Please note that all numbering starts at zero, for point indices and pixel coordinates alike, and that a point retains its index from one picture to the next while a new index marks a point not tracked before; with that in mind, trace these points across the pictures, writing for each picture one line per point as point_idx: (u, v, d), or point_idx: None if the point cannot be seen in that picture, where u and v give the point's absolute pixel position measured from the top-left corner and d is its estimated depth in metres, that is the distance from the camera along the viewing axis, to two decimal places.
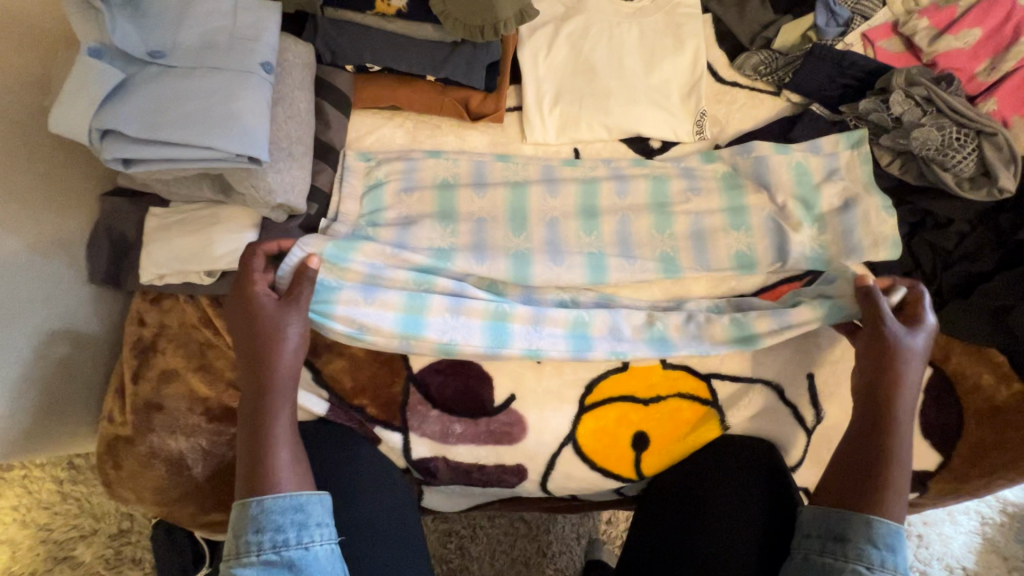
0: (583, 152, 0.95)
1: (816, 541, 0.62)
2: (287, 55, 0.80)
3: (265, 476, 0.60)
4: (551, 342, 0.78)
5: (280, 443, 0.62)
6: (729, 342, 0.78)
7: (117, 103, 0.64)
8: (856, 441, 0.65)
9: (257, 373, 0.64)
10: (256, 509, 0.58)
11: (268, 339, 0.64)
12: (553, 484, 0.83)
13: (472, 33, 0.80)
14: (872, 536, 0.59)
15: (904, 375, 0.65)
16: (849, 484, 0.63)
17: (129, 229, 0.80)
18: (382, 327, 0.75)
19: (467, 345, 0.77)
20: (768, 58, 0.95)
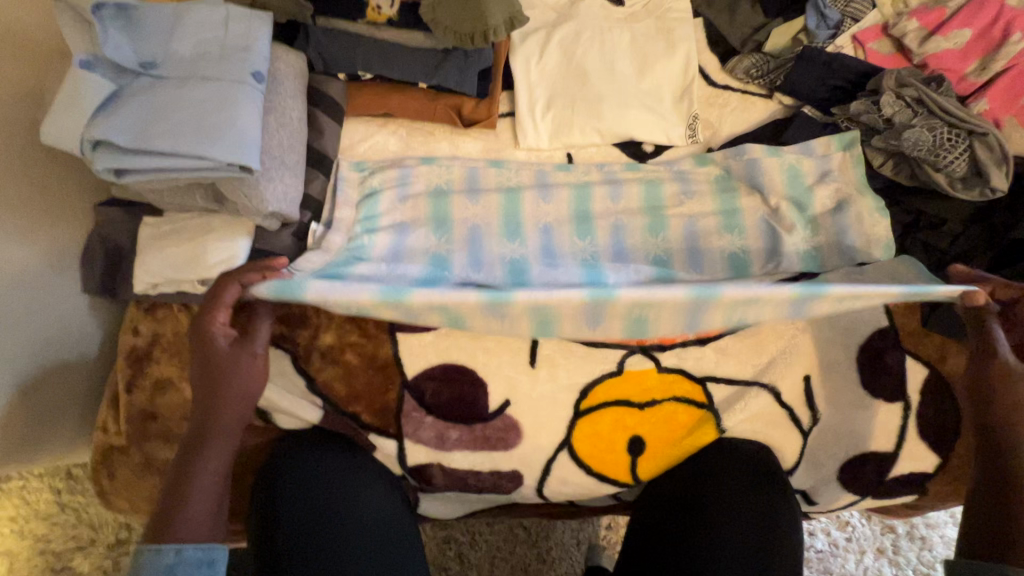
0: (576, 157, 0.95)
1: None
2: (279, 65, 0.80)
3: (172, 525, 0.60)
4: (564, 294, 0.67)
5: (200, 492, 0.63)
6: (793, 285, 0.69)
7: (108, 113, 0.64)
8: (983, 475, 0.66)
9: (202, 412, 0.66)
10: (151, 555, 0.58)
11: (219, 381, 0.66)
12: (549, 489, 0.83)
13: (462, 39, 0.80)
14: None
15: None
16: (996, 530, 0.62)
17: (123, 238, 0.80)
18: (360, 297, 0.67)
19: (465, 300, 0.67)
20: (760, 62, 0.95)
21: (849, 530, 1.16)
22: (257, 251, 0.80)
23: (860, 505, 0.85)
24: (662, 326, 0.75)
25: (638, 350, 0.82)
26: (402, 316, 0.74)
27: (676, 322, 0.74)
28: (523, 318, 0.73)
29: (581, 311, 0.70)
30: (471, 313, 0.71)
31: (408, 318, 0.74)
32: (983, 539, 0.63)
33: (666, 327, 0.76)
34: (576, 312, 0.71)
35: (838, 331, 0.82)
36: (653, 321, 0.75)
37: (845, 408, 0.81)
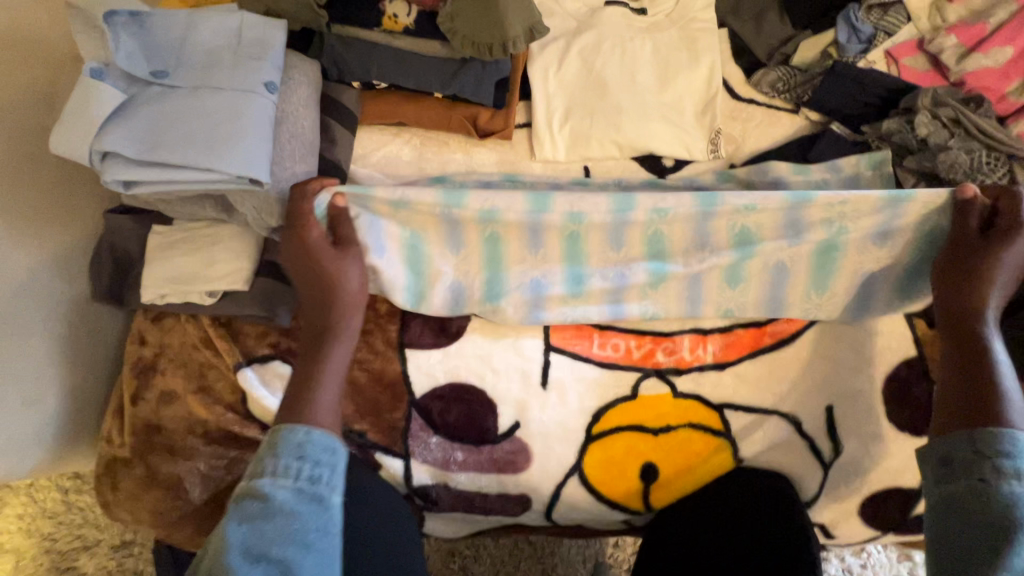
0: (594, 170, 0.92)
1: (959, 471, 0.57)
2: (293, 73, 0.78)
3: (307, 414, 0.61)
4: (592, 204, 0.72)
5: (328, 381, 0.66)
6: (783, 193, 0.72)
7: (117, 123, 0.62)
8: (949, 352, 0.67)
9: (322, 314, 0.70)
10: (295, 434, 0.58)
11: (328, 282, 0.70)
12: (557, 513, 0.81)
13: (480, 50, 0.77)
14: (1002, 449, 0.56)
15: (1000, 264, 0.67)
16: (966, 406, 0.61)
17: (131, 245, 0.78)
18: (424, 199, 0.72)
19: (510, 213, 0.73)
20: (787, 75, 0.92)
21: (864, 557, 1.12)
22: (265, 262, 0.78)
23: (879, 540, 0.82)
24: (676, 247, 0.76)
25: (652, 374, 0.80)
26: (443, 240, 0.76)
27: (685, 241, 0.75)
28: (552, 241, 0.75)
29: (606, 225, 0.73)
30: (514, 231, 0.74)
31: (447, 246, 0.76)
32: (952, 413, 0.62)
33: (679, 275, 0.78)
34: (605, 226, 0.74)
35: (862, 359, 0.80)
36: (669, 236, 0.75)
37: (870, 442, 0.77)
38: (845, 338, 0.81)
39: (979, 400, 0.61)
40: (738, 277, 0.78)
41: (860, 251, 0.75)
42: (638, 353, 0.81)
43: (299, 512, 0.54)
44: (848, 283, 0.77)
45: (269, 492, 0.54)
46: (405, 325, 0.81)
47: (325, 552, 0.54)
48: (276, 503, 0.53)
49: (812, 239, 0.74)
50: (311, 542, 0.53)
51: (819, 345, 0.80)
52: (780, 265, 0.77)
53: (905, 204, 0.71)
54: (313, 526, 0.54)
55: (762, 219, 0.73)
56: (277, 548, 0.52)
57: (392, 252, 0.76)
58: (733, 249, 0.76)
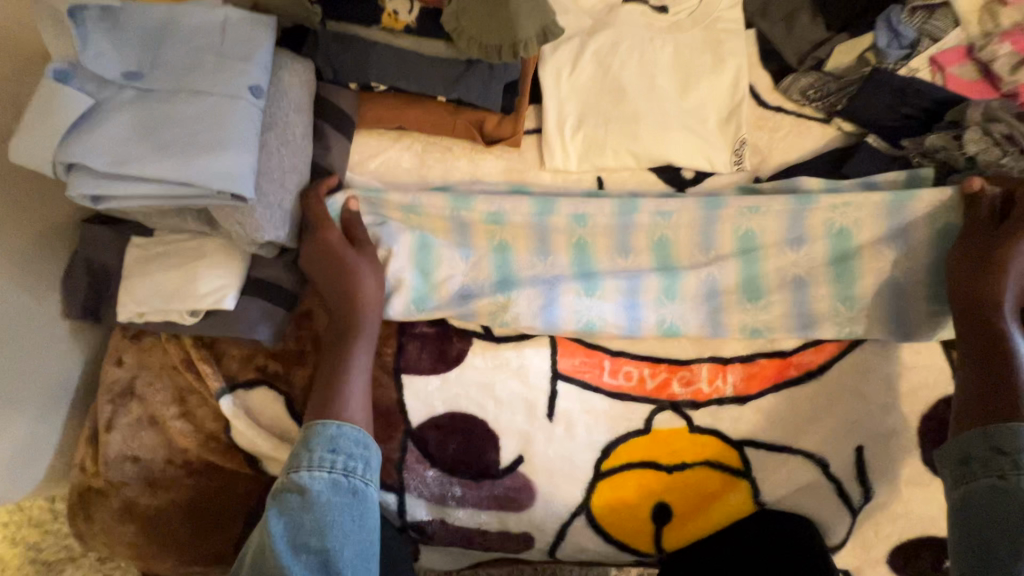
0: (607, 181, 0.86)
1: (979, 467, 0.60)
2: (282, 74, 0.71)
3: (336, 409, 0.64)
4: (596, 206, 0.77)
5: (355, 376, 0.67)
6: (787, 197, 0.75)
7: (84, 132, 0.56)
8: (971, 345, 0.67)
9: (343, 314, 0.70)
10: (334, 429, 0.61)
11: (349, 281, 0.70)
12: (561, 553, 0.75)
13: (488, 52, 0.70)
14: (1018, 445, 0.59)
15: (1016, 253, 0.67)
16: (986, 399, 0.63)
17: (108, 258, 0.72)
18: (433, 200, 0.77)
19: (516, 214, 0.77)
20: (818, 82, 0.85)
21: None
22: (251, 280, 0.72)
23: None
24: (684, 252, 0.77)
25: (668, 407, 0.75)
26: (452, 239, 0.77)
27: (693, 245, 0.77)
28: (560, 240, 0.77)
29: (611, 226, 0.77)
30: (520, 230, 0.77)
31: (457, 246, 0.77)
32: (972, 410, 0.63)
33: (693, 284, 0.76)
34: (610, 228, 0.77)
35: (898, 395, 0.73)
36: (674, 241, 0.77)
37: (903, 487, 0.71)
38: (878, 371, 0.74)
39: (995, 395, 0.62)
40: (758, 294, 0.76)
41: (876, 256, 0.75)
42: (653, 384, 0.75)
43: (337, 504, 0.57)
44: (876, 283, 0.74)
45: (307, 485, 0.57)
46: (402, 347, 0.75)
47: (363, 540, 0.58)
48: (315, 495, 0.57)
49: (819, 240, 0.75)
50: (350, 531, 0.57)
51: (849, 379, 0.74)
52: (798, 279, 0.76)
53: (911, 202, 0.74)
54: (350, 516, 0.57)
55: (766, 222, 0.75)
56: (317, 538, 0.55)
57: (403, 249, 0.76)
58: (740, 256, 0.76)
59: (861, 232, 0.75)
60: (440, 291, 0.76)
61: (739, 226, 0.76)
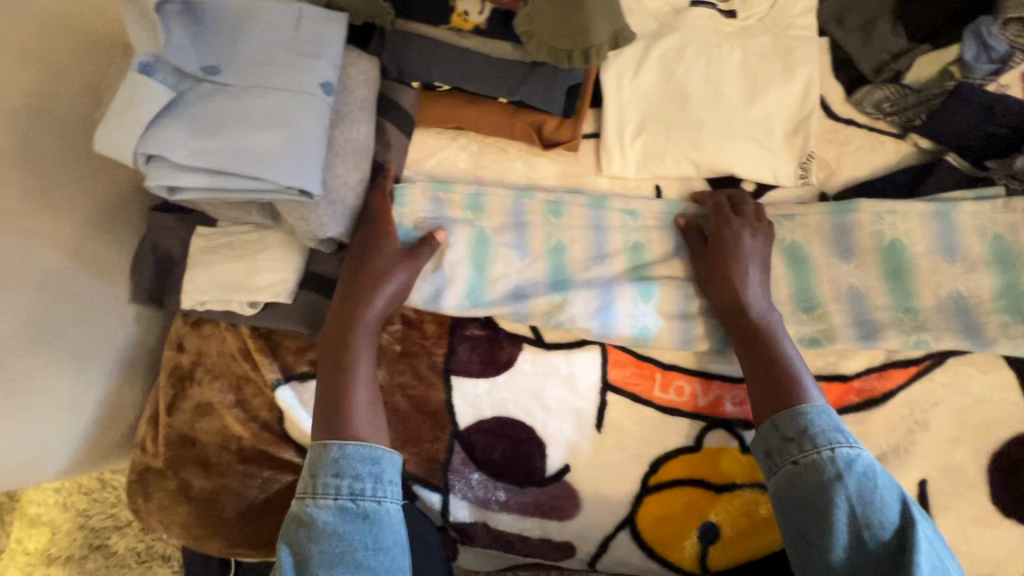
0: (665, 190, 0.85)
1: (778, 457, 0.62)
2: (350, 71, 0.72)
3: (343, 424, 0.64)
4: (644, 205, 0.80)
5: (360, 381, 0.67)
6: (826, 205, 0.78)
7: (164, 124, 0.57)
8: (747, 350, 0.68)
9: (350, 314, 0.69)
10: (337, 453, 0.61)
11: (370, 284, 0.70)
12: (602, 564, 0.75)
13: (558, 57, 0.68)
14: (800, 425, 0.61)
15: (736, 248, 0.73)
16: (767, 382, 0.65)
17: (174, 247, 0.74)
18: (495, 194, 0.79)
19: (573, 206, 0.79)
20: (896, 95, 0.81)
21: None
22: (310, 274, 0.73)
23: None
24: None
25: (720, 425, 0.73)
26: (509, 238, 0.78)
27: None
28: (616, 240, 0.79)
29: (662, 226, 0.79)
30: (575, 225, 0.79)
31: (513, 245, 0.77)
32: (762, 398, 0.65)
33: None
34: (659, 229, 0.79)
35: (966, 430, 0.70)
36: None
37: (968, 526, 0.68)
38: (946, 403, 0.71)
39: (779, 381, 0.65)
40: (813, 305, 0.75)
41: (934, 267, 0.74)
42: (705, 400, 0.74)
43: (347, 531, 0.57)
44: (936, 297, 0.73)
45: (313, 515, 0.58)
46: (452, 349, 0.75)
47: (380, 564, 0.57)
48: (321, 525, 0.57)
49: (868, 253, 0.76)
50: (363, 558, 0.56)
51: (914, 408, 0.71)
52: (853, 292, 0.75)
53: (952, 215, 0.75)
54: (362, 542, 0.57)
55: (808, 230, 0.77)
56: (326, 570, 0.55)
57: (460, 244, 0.76)
58: (790, 266, 0.77)
59: (916, 243, 0.75)
60: (495, 289, 0.76)
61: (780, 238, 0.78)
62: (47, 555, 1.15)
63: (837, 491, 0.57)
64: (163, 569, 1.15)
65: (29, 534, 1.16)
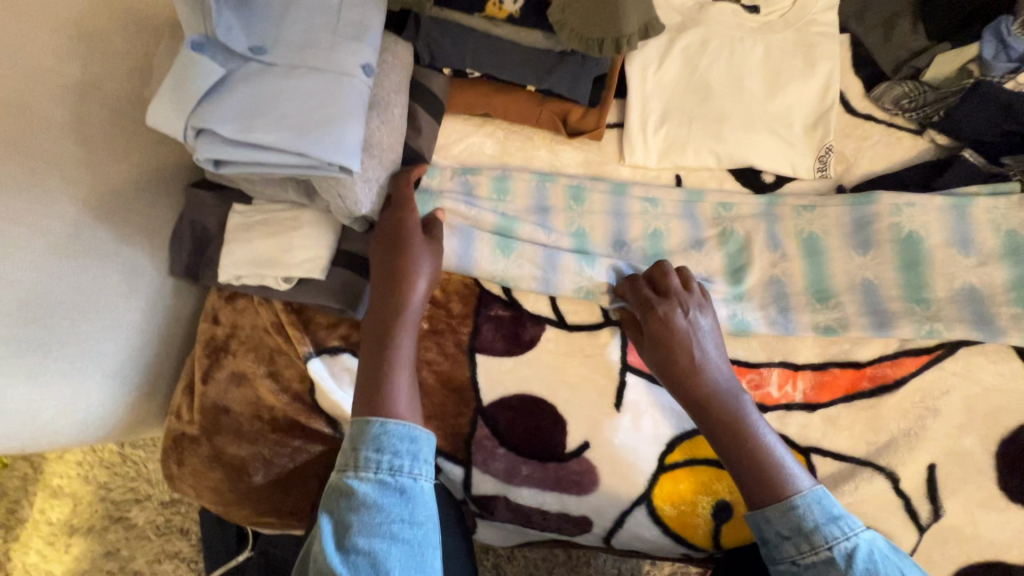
0: (685, 179, 0.86)
1: (776, 551, 0.59)
2: (387, 56, 0.74)
3: (385, 401, 0.63)
4: (665, 193, 0.83)
5: (401, 368, 0.66)
6: (844, 198, 0.80)
7: (214, 101, 0.60)
8: (723, 441, 0.64)
9: (394, 295, 0.69)
10: (378, 428, 0.60)
11: (407, 268, 0.70)
12: (617, 538, 0.77)
13: (589, 46, 0.71)
14: (797, 521, 0.58)
15: (679, 329, 0.68)
16: (744, 480, 0.62)
17: (211, 222, 0.77)
18: (520, 176, 0.83)
19: (595, 191, 0.83)
20: (914, 91, 0.83)
21: None
22: (343, 252, 0.76)
23: None
24: (755, 248, 0.80)
25: None
26: (533, 219, 0.81)
27: (760, 243, 0.80)
28: (636, 227, 0.81)
29: (680, 214, 0.82)
30: (597, 210, 0.82)
31: (537, 225, 0.80)
32: (744, 493, 0.62)
33: (759, 280, 0.79)
34: (679, 216, 0.82)
35: (975, 417, 0.72)
36: (744, 236, 0.81)
37: (973, 508, 0.70)
38: (957, 391, 0.73)
39: (760, 477, 0.61)
40: (827, 296, 0.78)
41: (948, 260, 0.76)
42: None
43: (384, 503, 0.57)
44: (949, 288, 0.75)
45: (353, 485, 0.58)
46: (477, 328, 0.77)
47: (414, 538, 0.57)
48: (361, 497, 0.56)
49: (885, 244, 0.77)
50: (398, 530, 0.56)
51: (926, 395, 0.73)
52: (867, 282, 0.77)
53: (967, 207, 0.77)
54: (398, 515, 0.57)
55: (826, 222, 0.80)
56: (364, 540, 0.55)
57: (486, 224, 0.80)
58: (807, 257, 0.79)
59: (933, 235, 0.76)
60: (523, 265, 0.78)
61: (799, 231, 0.80)
62: (70, 525, 1.18)
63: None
64: (182, 542, 1.18)
65: (52, 504, 1.20)
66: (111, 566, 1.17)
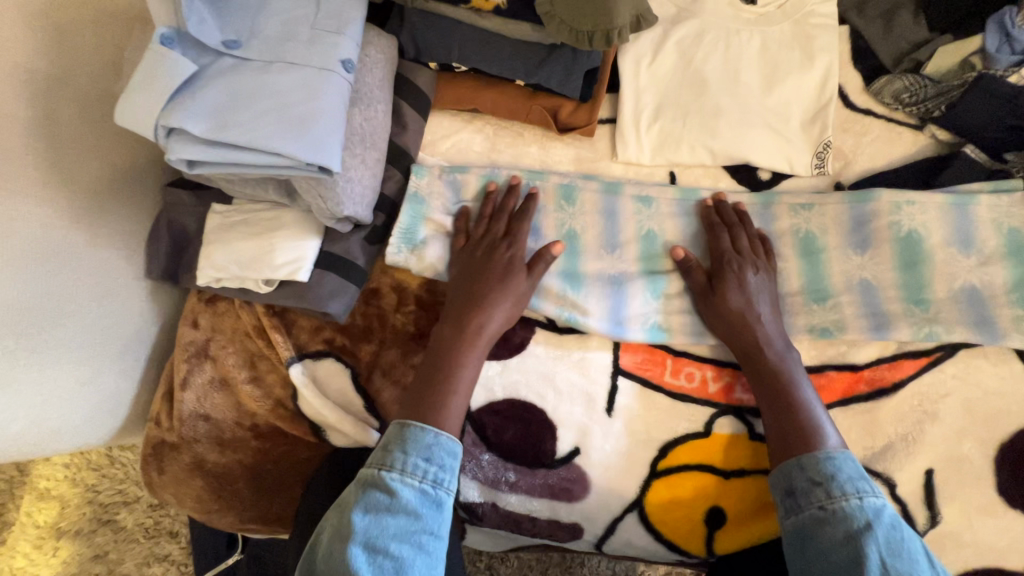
0: (680, 177, 0.83)
1: (805, 497, 0.61)
2: (369, 49, 0.72)
3: (440, 406, 0.64)
4: (659, 191, 0.80)
5: (463, 384, 0.67)
6: (843, 195, 0.78)
7: (187, 98, 0.57)
8: (768, 393, 0.68)
9: (469, 309, 0.70)
10: (431, 437, 0.61)
11: (490, 282, 0.71)
12: (608, 544, 0.76)
13: (579, 38, 0.68)
14: (829, 471, 0.61)
15: (744, 291, 0.72)
16: (783, 436, 0.65)
17: (190, 223, 0.74)
18: (508, 174, 0.80)
19: (587, 191, 0.80)
20: (915, 85, 0.81)
21: None
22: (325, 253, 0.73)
23: None
24: None
25: (730, 412, 0.73)
26: (520, 222, 0.78)
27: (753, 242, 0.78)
28: (629, 228, 0.79)
29: (673, 211, 0.80)
30: (588, 211, 0.79)
31: (524, 228, 0.78)
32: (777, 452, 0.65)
33: None
34: (673, 215, 0.79)
35: (974, 421, 0.71)
36: None
37: (972, 513, 0.69)
38: (955, 395, 0.71)
39: (797, 437, 0.64)
40: (824, 296, 0.76)
41: (948, 259, 0.74)
42: (715, 386, 0.74)
43: (421, 512, 0.58)
44: (948, 289, 0.73)
45: (395, 488, 0.58)
46: None
47: (438, 551, 0.57)
48: (402, 501, 0.57)
49: (883, 243, 0.75)
50: (425, 541, 0.57)
51: (924, 399, 0.72)
52: (864, 282, 0.75)
53: (968, 206, 0.75)
54: (430, 527, 0.57)
55: (824, 221, 0.78)
56: (394, 544, 0.55)
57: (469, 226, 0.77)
58: (803, 256, 0.77)
59: (933, 234, 0.74)
60: None
61: (795, 231, 0.78)
62: (57, 529, 1.16)
63: (868, 541, 0.56)
64: (172, 544, 1.16)
65: (39, 507, 1.18)
66: (99, 569, 1.15)
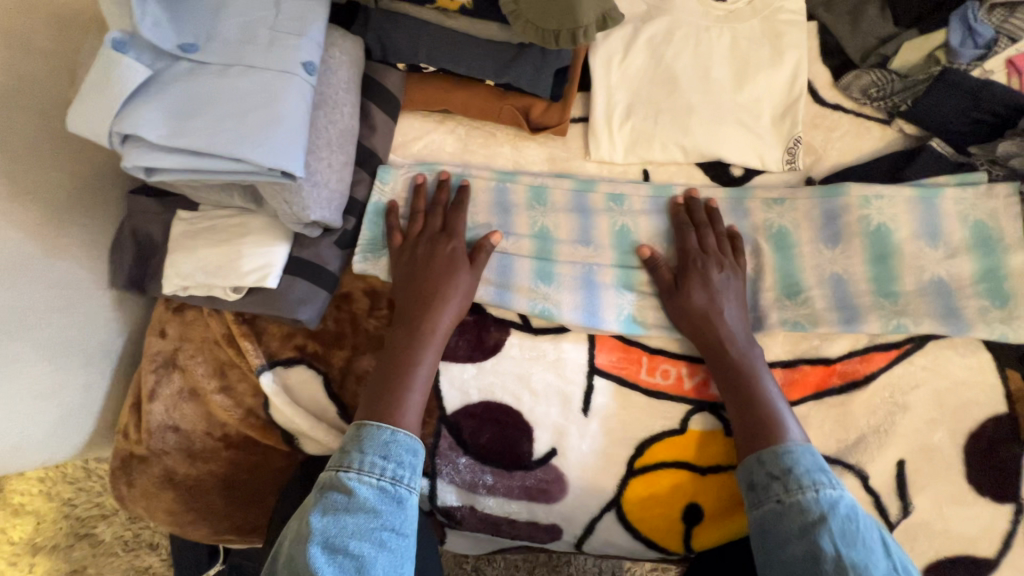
0: (653, 174, 0.83)
1: (764, 492, 0.62)
2: (333, 51, 0.71)
3: (395, 409, 0.64)
4: (632, 188, 0.80)
5: (418, 385, 0.66)
6: (813, 189, 0.78)
7: (140, 103, 0.56)
8: (733, 389, 0.68)
9: (422, 308, 0.69)
10: (387, 435, 0.62)
11: (439, 279, 0.70)
12: (588, 544, 0.76)
13: (544, 37, 0.68)
14: (787, 464, 0.62)
15: (712, 287, 0.72)
16: (749, 430, 0.66)
17: (154, 231, 0.73)
18: (479, 174, 0.80)
19: (558, 191, 0.80)
20: (882, 80, 0.82)
21: None
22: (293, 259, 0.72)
23: None
24: None
25: (706, 408, 0.73)
26: (492, 222, 0.78)
27: None
28: (602, 227, 0.78)
29: (647, 208, 0.79)
30: (561, 209, 0.79)
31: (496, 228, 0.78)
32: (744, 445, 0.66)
33: None
34: (645, 212, 0.79)
35: (944, 411, 0.71)
36: None
37: (943, 502, 0.70)
38: (926, 385, 0.72)
39: (762, 430, 0.65)
40: (796, 291, 0.76)
41: (917, 252, 0.75)
42: (691, 383, 0.74)
43: (381, 510, 0.58)
44: (917, 282, 0.74)
45: (353, 488, 0.58)
46: None
47: (400, 548, 0.58)
48: (360, 500, 0.57)
49: (853, 237, 0.76)
50: (387, 538, 0.57)
51: (895, 391, 0.72)
52: (835, 276, 0.76)
53: (935, 199, 0.76)
54: (390, 523, 0.58)
55: (795, 216, 0.78)
56: (354, 542, 0.55)
57: None
58: (775, 250, 0.77)
59: (901, 228, 0.75)
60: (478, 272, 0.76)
61: (767, 227, 0.78)
62: (32, 545, 1.14)
63: (822, 532, 0.57)
64: (152, 557, 1.14)
65: (13, 523, 1.15)
66: None
